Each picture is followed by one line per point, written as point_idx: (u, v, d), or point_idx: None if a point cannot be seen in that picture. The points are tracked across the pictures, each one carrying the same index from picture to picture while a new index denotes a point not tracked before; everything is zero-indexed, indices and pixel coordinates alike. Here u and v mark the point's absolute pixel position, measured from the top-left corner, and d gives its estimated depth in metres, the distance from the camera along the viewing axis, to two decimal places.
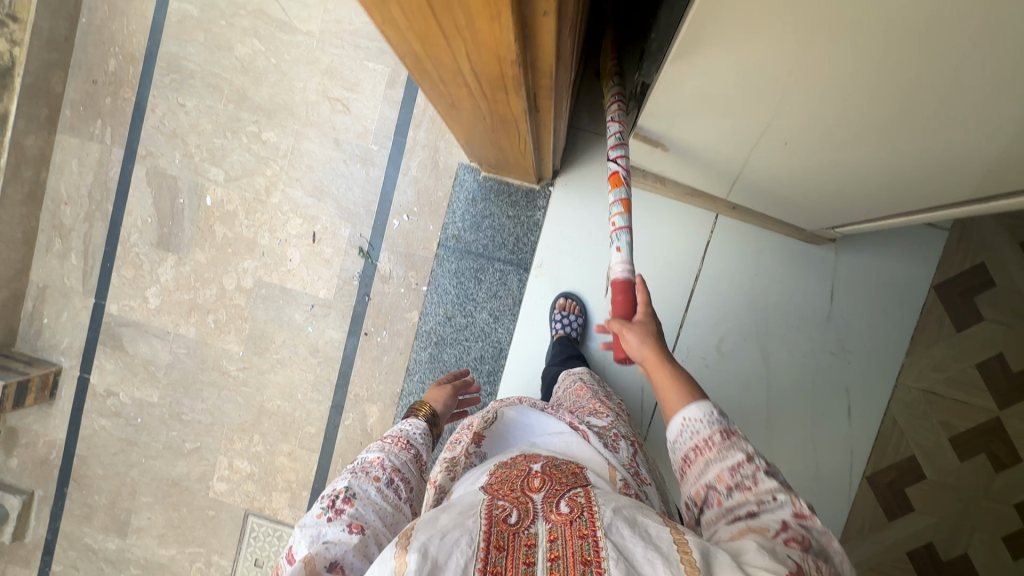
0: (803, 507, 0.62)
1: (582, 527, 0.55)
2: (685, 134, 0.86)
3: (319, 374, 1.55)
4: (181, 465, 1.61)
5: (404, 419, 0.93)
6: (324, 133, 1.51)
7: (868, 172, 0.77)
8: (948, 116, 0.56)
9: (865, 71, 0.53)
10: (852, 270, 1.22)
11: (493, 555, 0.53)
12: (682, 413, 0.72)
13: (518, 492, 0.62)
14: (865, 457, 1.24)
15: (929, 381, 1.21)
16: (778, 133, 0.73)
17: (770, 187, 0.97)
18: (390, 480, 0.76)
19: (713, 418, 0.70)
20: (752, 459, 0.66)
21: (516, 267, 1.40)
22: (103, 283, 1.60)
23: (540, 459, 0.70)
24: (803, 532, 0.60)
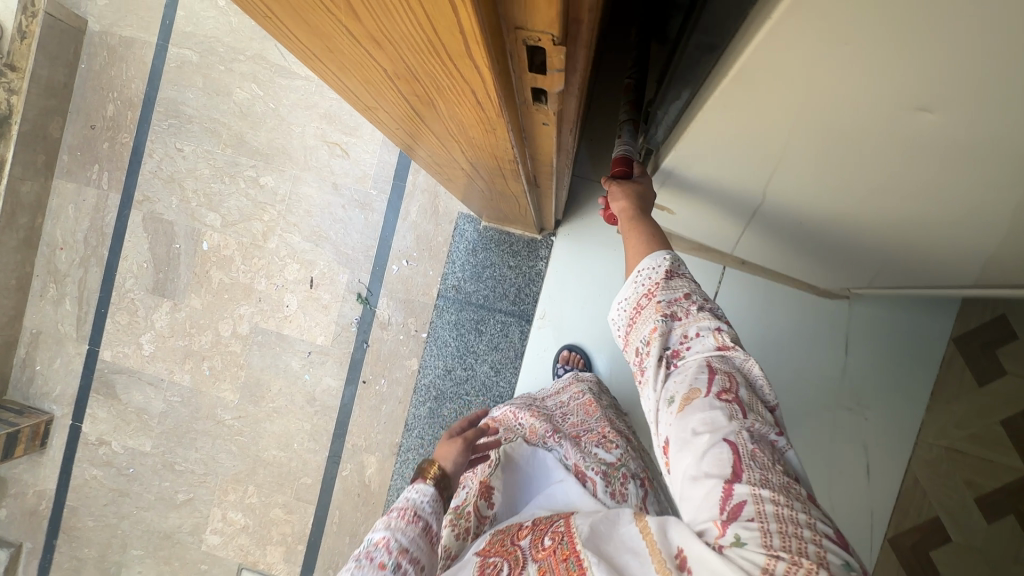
0: (728, 341, 0.60)
1: (563, 548, 0.57)
2: (686, 194, 0.83)
3: (316, 423, 1.50)
4: (173, 517, 1.56)
5: (411, 484, 0.77)
6: (323, 177, 1.49)
7: (874, 251, 0.73)
8: (945, 221, 0.53)
9: (854, 174, 0.50)
10: (867, 322, 1.17)
11: None
12: (638, 265, 0.68)
13: (508, 544, 0.66)
14: (886, 519, 1.18)
15: (951, 439, 1.14)
16: (776, 210, 0.70)
17: (775, 249, 0.93)
18: (398, 566, 0.66)
19: (660, 265, 0.66)
20: (688, 295, 0.64)
21: (517, 318, 1.36)
22: (97, 329, 1.57)
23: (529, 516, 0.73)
24: (727, 369, 0.58)
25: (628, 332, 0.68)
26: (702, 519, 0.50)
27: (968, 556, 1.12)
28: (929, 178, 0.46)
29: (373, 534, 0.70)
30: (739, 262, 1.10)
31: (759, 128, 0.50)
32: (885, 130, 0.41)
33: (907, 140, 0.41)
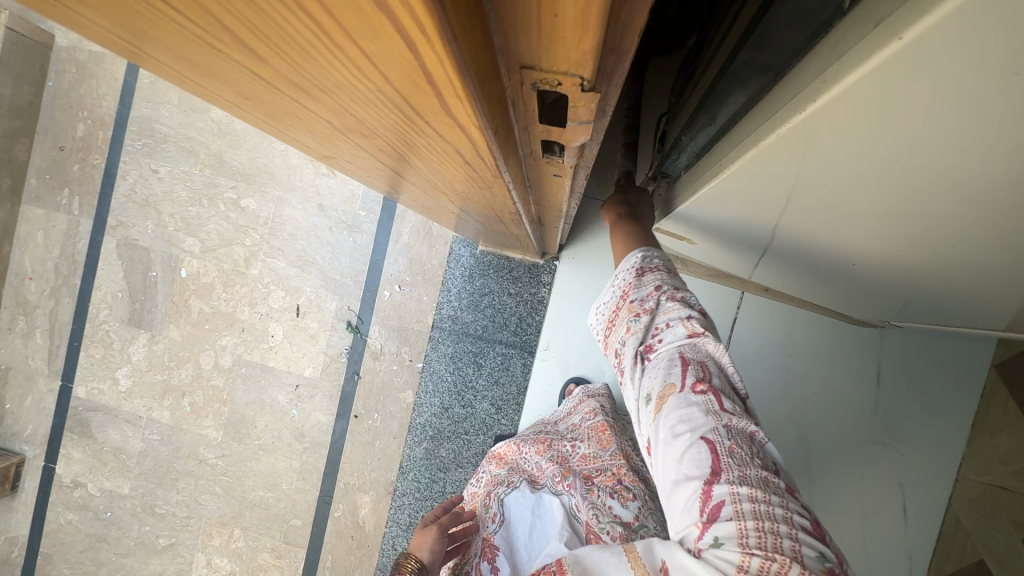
0: (699, 327, 0.55)
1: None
2: (688, 233, 0.74)
3: (306, 461, 1.40)
4: (154, 564, 1.45)
5: None
6: (308, 198, 1.39)
7: (908, 288, 0.63)
8: (992, 261, 0.44)
9: (881, 222, 0.41)
10: (900, 348, 1.08)
11: None
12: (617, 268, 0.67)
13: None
14: (926, 562, 1.08)
15: (995, 474, 1.01)
16: (790, 252, 0.61)
17: (796, 284, 0.82)
18: None
19: (638, 263, 0.64)
20: (661, 287, 0.59)
21: (519, 350, 1.27)
22: (70, 364, 1.47)
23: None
24: (701, 358, 0.54)
25: (609, 332, 0.65)
26: (684, 525, 0.47)
27: None
28: (975, 227, 0.37)
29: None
30: (761, 289, 1.00)
31: (764, 173, 0.41)
32: (920, 182, 0.33)
33: (949, 192, 0.33)
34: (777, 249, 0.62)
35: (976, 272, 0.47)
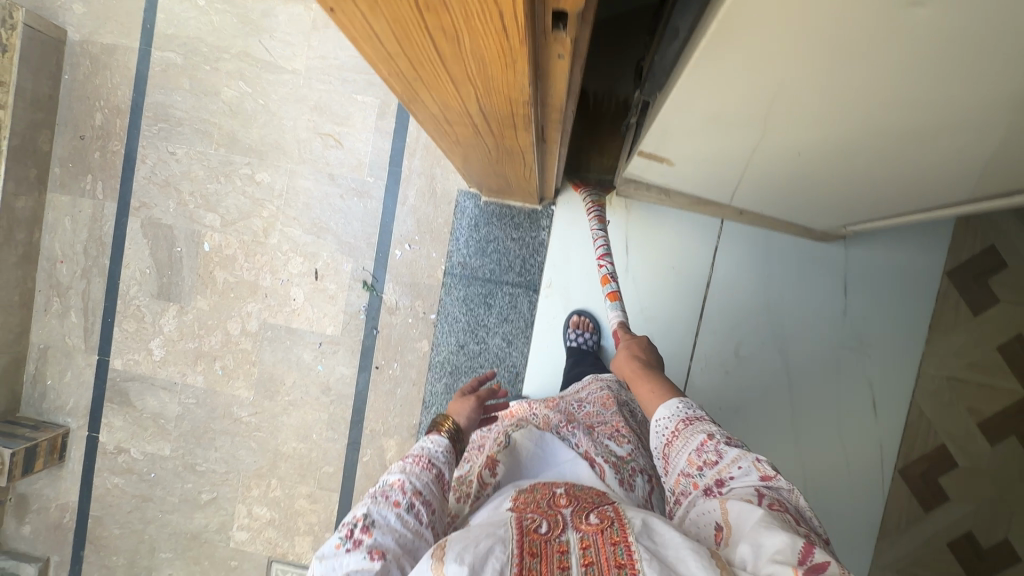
0: (768, 470, 0.64)
1: (613, 534, 0.56)
2: (677, 154, 0.85)
3: (333, 412, 1.52)
4: (199, 517, 1.58)
5: (426, 436, 0.89)
6: (318, 170, 1.50)
7: (878, 179, 0.74)
8: (940, 128, 0.55)
9: (849, 100, 0.52)
10: (862, 263, 1.21)
11: (527, 561, 0.54)
12: (657, 414, 0.79)
13: (546, 508, 0.63)
14: (896, 451, 1.22)
15: (953, 368, 1.20)
16: (777, 150, 0.71)
17: (775, 194, 0.93)
18: (412, 504, 0.74)
19: (678, 412, 0.77)
20: (713, 435, 0.70)
21: (525, 289, 1.38)
22: (106, 339, 1.58)
23: (562, 484, 0.71)
24: (774, 493, 0.61)
25: (674, 482, 0.72)
26: (773, 565, 0.49)
27: (973, 475, 1.21)
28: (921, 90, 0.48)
29: (388, 476, 0.80)
30: (736, 213, 1.13)
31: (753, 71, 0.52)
32: (873, 51, 0.43)
33: (913, 50, 0.42)
34: (767, 149, 0.72)
35: (934, 140, 0.58)
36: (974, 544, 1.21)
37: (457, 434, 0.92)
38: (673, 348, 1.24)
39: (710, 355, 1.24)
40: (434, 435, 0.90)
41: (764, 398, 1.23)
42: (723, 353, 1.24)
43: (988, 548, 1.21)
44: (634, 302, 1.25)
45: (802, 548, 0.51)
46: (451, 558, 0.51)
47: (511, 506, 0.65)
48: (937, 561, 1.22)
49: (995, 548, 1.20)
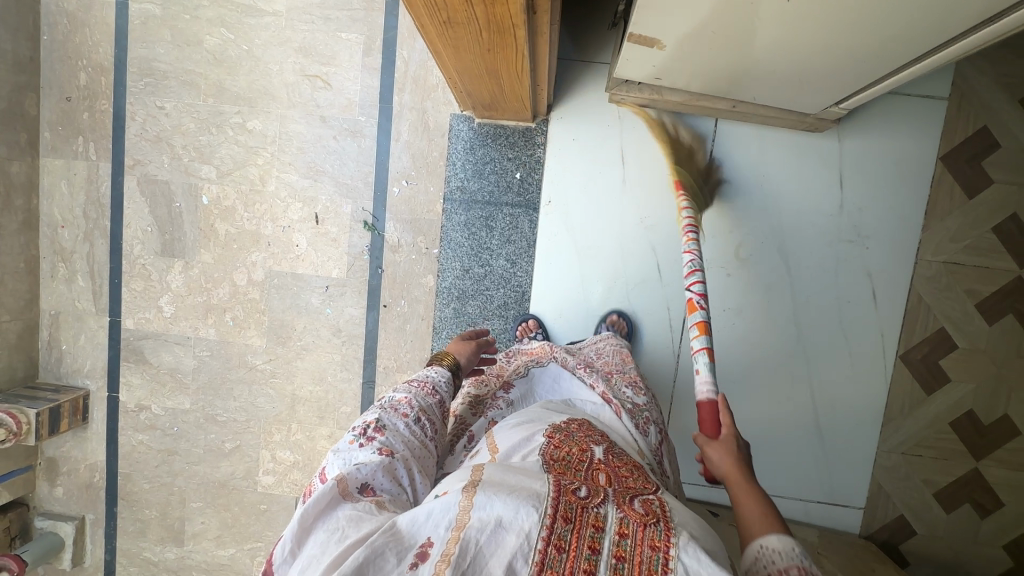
0: None
1: (655, 536, 0.52)
2: (674, 30, 0.86)
3: (346, 353, 1.55)
4: (225, 465, 1.62)
5: (428, 366, 0.94)
6: (309, 112, 1.50)
7: (873, 24, 0.75)
8: None
9: None
10: (858, 154, 1.22)
11: (558, 527, 0.53)
12: (759, 538, 0.56)
13: (583, 478, 0.63)
14: (897, 337, 1.25)
15: (948, 253, 1.22)
16: (771, 1, 0.73)
17: (771, 69, 0.95)
18: (418, 418, 0.82)
19: (796, 554, 0.53)
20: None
21: (525, 208, 1.28)
22: (115, 300, 1.59)
23: (600, 443, 0.73)
24: None
25: None
26: None
27: (972, 356, 1.24)
28: None
29: (395, 392, 0.86)
30: (730, 107, 1.13)
31: None
32: None
33: None
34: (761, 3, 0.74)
35: None
36: (975, 422, 1.25)
37: (457, 370, 0.95)
38: (674, 254, 1.26)
39: (711, 258, 1.26)
40: (436, 366, 0.94)
41: (765, 296, 1.26)
42: (723, 255, 1.26)
43: (989, 424, 1.25)
44: (633, 212, 1.26)
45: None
46: (479, 503, 0.54)
47: (546, 461, 0.67)
48: (942, 440, 1.26)
49: (996, 424, 1.25)
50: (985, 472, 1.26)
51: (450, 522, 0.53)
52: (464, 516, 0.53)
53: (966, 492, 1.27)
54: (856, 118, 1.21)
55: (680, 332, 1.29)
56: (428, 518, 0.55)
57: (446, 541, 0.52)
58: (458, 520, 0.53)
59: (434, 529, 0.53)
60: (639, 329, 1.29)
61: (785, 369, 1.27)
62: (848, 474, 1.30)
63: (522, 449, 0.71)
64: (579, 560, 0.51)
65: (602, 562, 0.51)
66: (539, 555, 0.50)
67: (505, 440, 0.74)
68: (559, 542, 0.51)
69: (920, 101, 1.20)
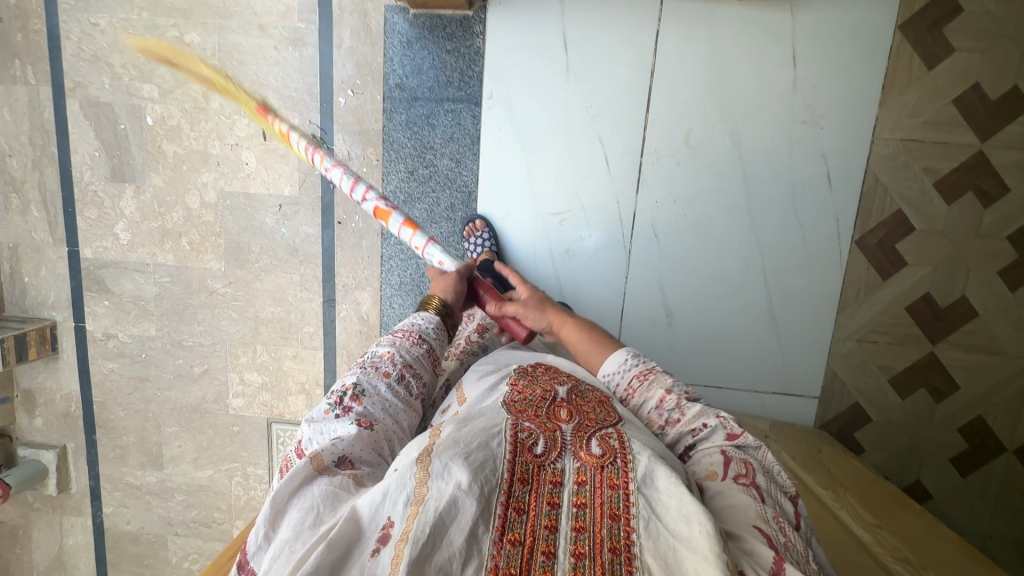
0: (734, 430, 0.68)
1: (613, 476, 0.56)
2: None
3: (304, 272, 1.54)
4: (196, 390, 1.64)
5: (415, 313, 0.90)
6: (247, 22, 1.44)
7: None
8: None
9: None
10: (810, 26, 1.15)
11: (518, 489, 0.55)
12: (603, 369, 0.82)
13: (545, 419, 0.65)
14: (852, 222, 1.22)
15: (907, 129, 1.18)
16: None
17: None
18: (401, 376, 0.78)
19: (627, 363, 0.80)
20: (671, 392, 0.75)
21: (466, 104, 1.24)
22: (71, 229, 1.58)
23: (566, 382, 0.74)
24: (741, 455, 0.65)
25: None
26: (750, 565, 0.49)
27: (930, 237, 1.21)
28: None
29: (376, 348, 0.83)
30: None
31: None
32: None
33: None
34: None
35: None
36: (931, 305, 1.23)
37: (445, 312, 0.92)
38: (622, 144, 1.23)
39: (660, 148, 1.22)
40: (424, 312, 0.91)
41: (715, 184, 1.22)
42: (672, 144, 1.22)
43: (945, 307, 1.23)
44: (579, 101, 1.22)
45: (774, 561, 0.49)
46: (436, 473, 0.52)
47: (508, 404, 0.68)
48: (897, 326, 1.25)
49: (952, 306, 1.23)
50: (941, 356, 1.25)
51: (408, 497, 0.51)
52: (423, 489, 0.51)
53: (921, 376, 1.26)
54: None
55: (629, 225, 1.26)
56: (385, 497, 0.51)
57: (405, 518, 0.49)
58: (415, 493, 0.51)
59: (393, 509, 0.50)
60: (590, 226, 1.26)
61: (737, 259, 1.25)
62: (803, 365, 1.29)
63: (487, 399, 0.72)
64: (541, 517, 0.53)
65: (564, 514, 0.53)
66: (500, 519, 0.51)
67: (474, 390, 0.76)
68: (520, 503, 0.53)
69: None
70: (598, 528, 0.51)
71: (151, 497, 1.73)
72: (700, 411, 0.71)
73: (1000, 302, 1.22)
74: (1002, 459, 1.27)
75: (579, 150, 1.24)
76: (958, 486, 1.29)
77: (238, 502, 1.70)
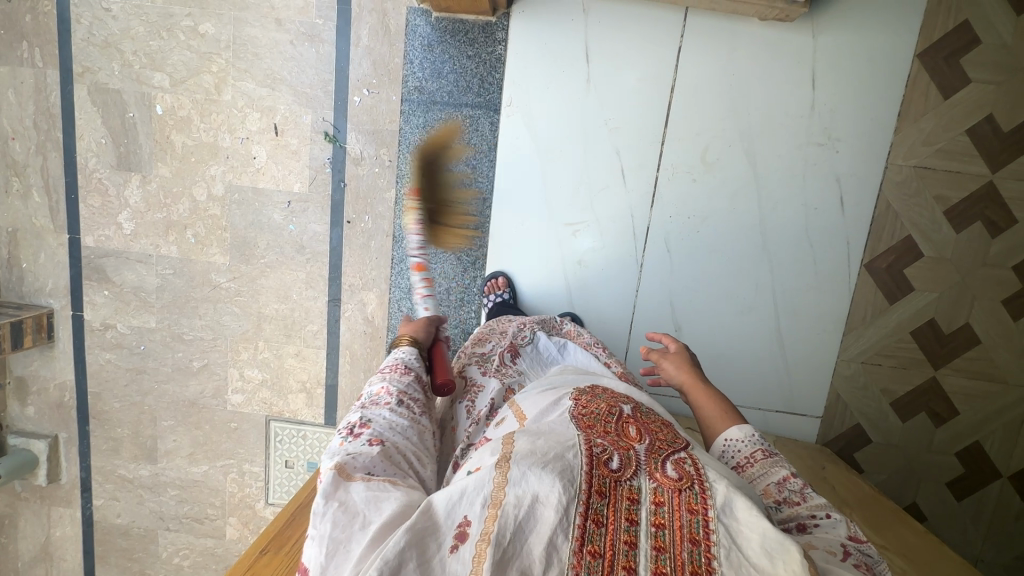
0: (859, 532, 0.63)
1: (692, 501, 0.55)
2: None
3: (310, 271, 1.53)
4: (194, 384, 1.62)
5: (393, 349, 0.92)
6: (264, 15, 1.42)
7: None
8: None
9: None
10: (831, 50, 1.16)
11: (595, 501, 0.54)
12: (724, 434, 0.76)
13: (616, 435, 0.64)
14: (862, 246, 1.23)
15: (920, 157, 1.19)
16: None
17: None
18: (400, 401, 0.78)
19: (755, 439, 0.74)
20: (796, 476, 0.69)
21: (485, 110, 1.24)
22: (72, 217, 1.55)
23: (628, 402, 0.72)
24: (863, 555, 0.60)
25: None
26: None
27: (938, 265, 1.22)
28: None
29: (370, 385, 0.82)
30: None
31: None
32: None
33: None
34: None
35: None
36: (936, 331, 1.25)
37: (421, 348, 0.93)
38: (639, 158, 1.23)
39: (677, 163, 1.22)
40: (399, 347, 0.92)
41: (730, 202, 1.23)
42: (689, 160, 1.22)
43: (950, 333, 1.25)
44: (599, 113, 1.22)
45: None
46: (514, 479, 0.53)
47: (576, 418, 0.67)
48: (901, 350, 1.27)
49: (956, 332, 1.25)
50: (943, 381, 1.27)
51: (485, 500, 0.52)
52: (500, 493, 0.52)
53: (922, 401, 1.28)
54: (832, 11, 1.15)
55: (643, 239, 1.26)
56: (463, 497, 0.53)
57: (483, 519, 0.51)
58: (493, 497, 0.52)
59: (470, 508, 0.52)
60: (603, 238, 1.27)
61: (747, 278, 1.26)
62: (807, 384, 1.31)
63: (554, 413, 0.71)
64: (620, 532, 0.52)
65: (643, 532, 0.53)
66: (580, 530, 0.51)
67: (533, 407, 0.74)
68: (598, 516, 0.52)
69: None
70: (678, 550, 0.51)
71: (143, 490, 1.71)
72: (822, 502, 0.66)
73: (1003, 331, 1.24)
74: (997, 485, 1.30)
75: (597, 162, 1.24)
76: (952, 510, 1.31)
77: (231, 499, 1.68)
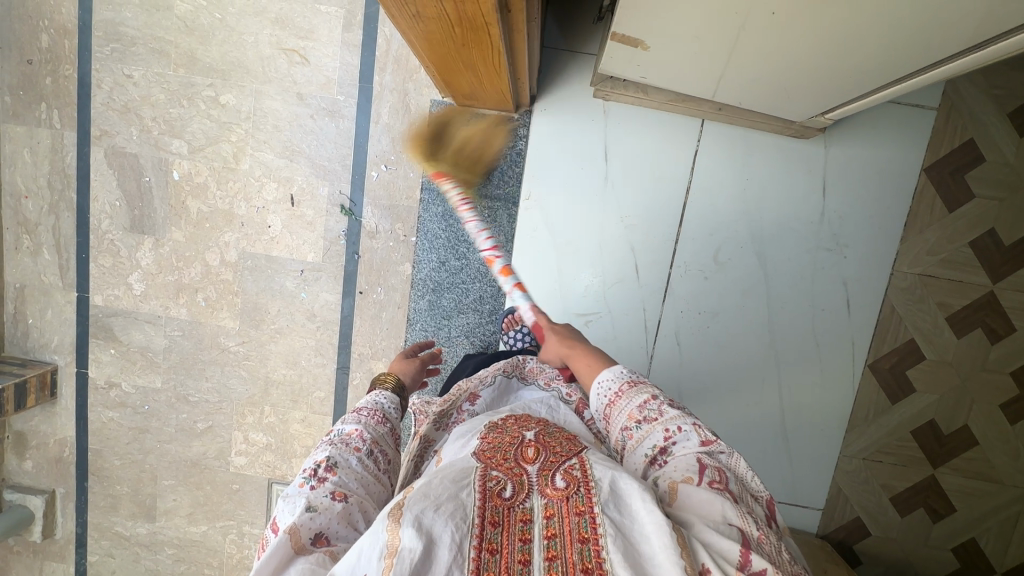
0: (707, 434, 0.66)
1: (578, 503, 0.53)
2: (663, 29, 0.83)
3: (320, 338, 1.53)
4: (197, 445, 1.62)
5: (372, 391, 0.87)
6: (286, 89, 1.43)
7: (854, 44, 0.76)
8: None
9: None
10: (841, 161, 1.20)
11: (488, 531, 0.50)
12: (597, 378, 0.79)
13: (512, 462, 0.59)
14: (866, 348, 1.27)
15: (924, 265, 1.23)
16: (760, 12, 0.73)
17: (755, 77, 0.94)
18: (371, 451, 0.72)
19: (622, 374, 0.77)
20: (655, 396, 0.73)
21: (503, 202, 1.27)
22: (82, 275, 1.55)
23: (533, 426, 0.66)
24: (714, 461, 0.64)
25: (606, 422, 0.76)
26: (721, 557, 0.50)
27: (938, 368, 1.26)
28: None
29: (343, 425, 0.76)
30: (716, 109, 1.12)
31: None
32: None
33: None
34: (746, 12, 0.73)
35: None
36: (935, 431, 1.28)
37: (401, 390, 0.93)
38: (653, 256, 1.25)
39: (690, 261, 1.25)
40: (377, 389, 0.89)
41: (739, 300, 1.26)
42: (702, 259, 1.25)
43: (948, 434, 1.28)
44: (615, 210, 1.24)
45: (739, 553, 0.51)
46: (409, 522, 0.47)
47: (474, 453, 0.61)
48: (901, 447, 1.30)
49: (955, 433, 1.28)
50: (941, 479, 1.30)
51: (380, 552, 0.46)
52: (395, 539, 0.46)
53: (921, 497, 1.31)
54: (843, 126, 1.19)
55: (654, 334, 1.29)
56: (359, 557, 0.47)
57: (379, 573, 0.44)
58: (388, 545, 0.45)
59: (367, 565, 0.46)
60: (614, 329, 1.29)
61: (755, 372, 1.29)
62: (811, 479, 1.33)
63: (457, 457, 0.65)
64: (513, 553, 0.49)
65: (535, 547, 0.50)
66: (474, 561, 0.47)
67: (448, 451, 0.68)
68: (492, 546, 0.49)
69: (908, 110, 1.19)
70: (569, 553, 0.49)
71: (140, 548, 1.69)
72: (676, 416, 0.70)
73: (1000, 433, 1.27)
74: None
75: (614, 258, 1.26)
76: None
77: (229, 560, 1.67)
